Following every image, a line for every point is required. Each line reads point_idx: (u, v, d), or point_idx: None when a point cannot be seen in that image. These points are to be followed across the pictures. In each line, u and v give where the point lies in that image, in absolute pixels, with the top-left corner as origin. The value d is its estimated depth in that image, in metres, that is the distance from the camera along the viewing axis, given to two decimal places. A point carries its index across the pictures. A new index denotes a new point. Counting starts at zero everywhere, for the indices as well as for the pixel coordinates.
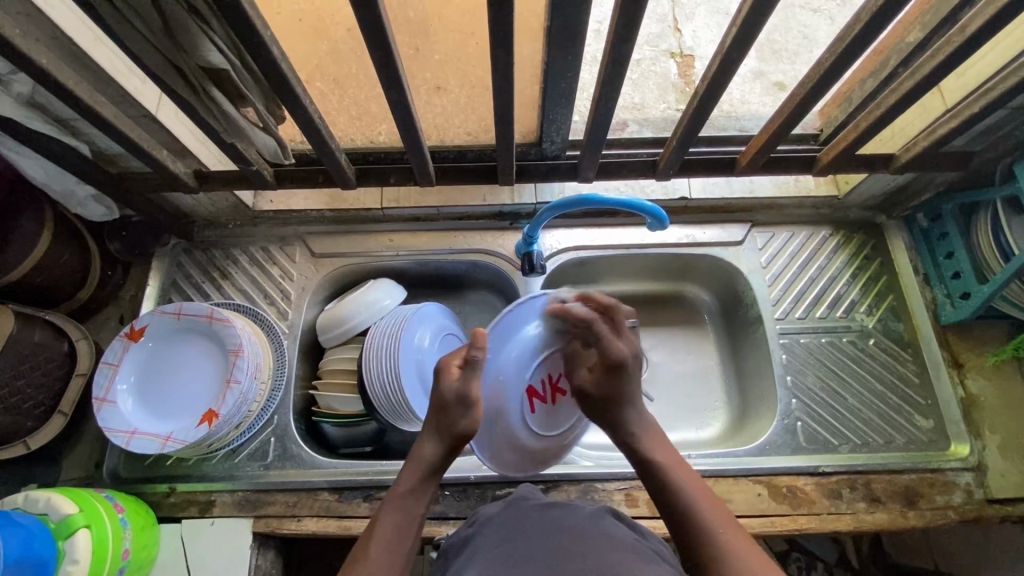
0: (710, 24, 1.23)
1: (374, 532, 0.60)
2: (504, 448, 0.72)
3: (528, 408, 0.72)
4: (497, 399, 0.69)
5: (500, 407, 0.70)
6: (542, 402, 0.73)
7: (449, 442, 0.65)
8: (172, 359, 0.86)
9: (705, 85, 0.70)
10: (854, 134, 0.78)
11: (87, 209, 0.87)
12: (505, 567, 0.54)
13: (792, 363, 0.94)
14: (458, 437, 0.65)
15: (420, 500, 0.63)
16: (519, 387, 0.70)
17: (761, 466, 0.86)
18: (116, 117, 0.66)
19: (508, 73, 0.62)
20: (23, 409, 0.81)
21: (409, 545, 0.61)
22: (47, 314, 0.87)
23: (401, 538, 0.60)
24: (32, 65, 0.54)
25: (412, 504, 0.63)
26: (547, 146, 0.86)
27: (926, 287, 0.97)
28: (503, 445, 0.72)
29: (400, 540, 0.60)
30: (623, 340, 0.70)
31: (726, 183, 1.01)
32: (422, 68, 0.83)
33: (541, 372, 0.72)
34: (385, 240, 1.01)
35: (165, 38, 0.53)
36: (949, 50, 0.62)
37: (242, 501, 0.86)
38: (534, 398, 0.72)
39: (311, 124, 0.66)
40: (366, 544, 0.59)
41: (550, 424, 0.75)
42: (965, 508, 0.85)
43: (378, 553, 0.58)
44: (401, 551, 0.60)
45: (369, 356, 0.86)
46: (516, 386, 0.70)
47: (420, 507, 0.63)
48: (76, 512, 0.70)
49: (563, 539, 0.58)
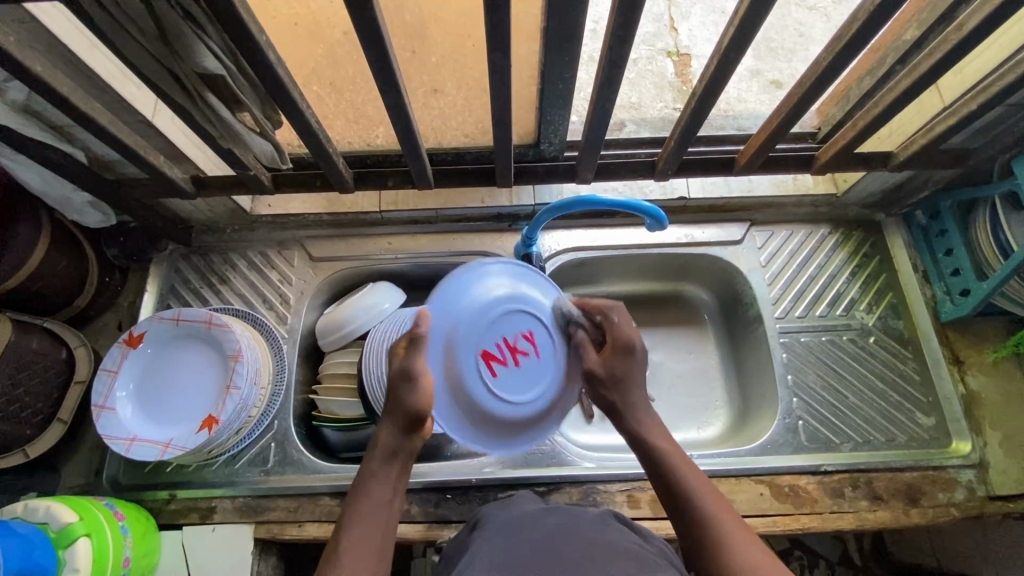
0: (706, 22, 1.23)
1: (343, 521, 0.59)
2: (476, 419, 0.68)
3: (489, 372, 0.68)
4: (456, 366, 0.67)
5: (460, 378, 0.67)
6: (506, 365, 0.69)
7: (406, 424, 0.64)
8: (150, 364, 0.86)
9: (702, 86, 0.70)
10: (852, 133, 0.78)
11: (83, 216, 0.87)
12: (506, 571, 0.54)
13: (792, 362, 0.94)
14: (409, 413, 0.63)
15: (386, 484, 0.62)
16: (471, 350, 0.67)
17: (762, 466, 0.86)
18: (111, 123, 0.65)
19: (505, 75, 0.62)
20: (21, 418, 0.81)
21: (382, 530, 0.59)
22: (44, 322, 0.86)
23: (371, 522, 0.59)
24: (26, 72, 0.54)
25: (376, 488, 0.61)
26: (545, 147, 0.86)
27: (925, 284, 0.96)
28: (475, 418, 0.67)
29: (368, 525, 0.59)
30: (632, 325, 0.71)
31: (725, 183, 1.01)
32: (419, 71, 0.82)
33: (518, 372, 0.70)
34: (384, 243, 1.01)
35: (159, 44, 0.53)
36: (946, 49, 0.62)
37: (243, 507, 0.86)
38: (491, 362, 0.68)
39: (307, 128, 0.66)
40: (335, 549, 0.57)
41: (524, 390, 0.69)
42: (967, 505, 0.85)
43: (348, 541, 0.57)
44: (372, 536, 0.58)
45: (369, 360, 0.86)
46: (469, 347, 0.67)
47: (387, 491, 0.61)
48: (75, 520, 0.70)
49: (564, 543, 0.57)
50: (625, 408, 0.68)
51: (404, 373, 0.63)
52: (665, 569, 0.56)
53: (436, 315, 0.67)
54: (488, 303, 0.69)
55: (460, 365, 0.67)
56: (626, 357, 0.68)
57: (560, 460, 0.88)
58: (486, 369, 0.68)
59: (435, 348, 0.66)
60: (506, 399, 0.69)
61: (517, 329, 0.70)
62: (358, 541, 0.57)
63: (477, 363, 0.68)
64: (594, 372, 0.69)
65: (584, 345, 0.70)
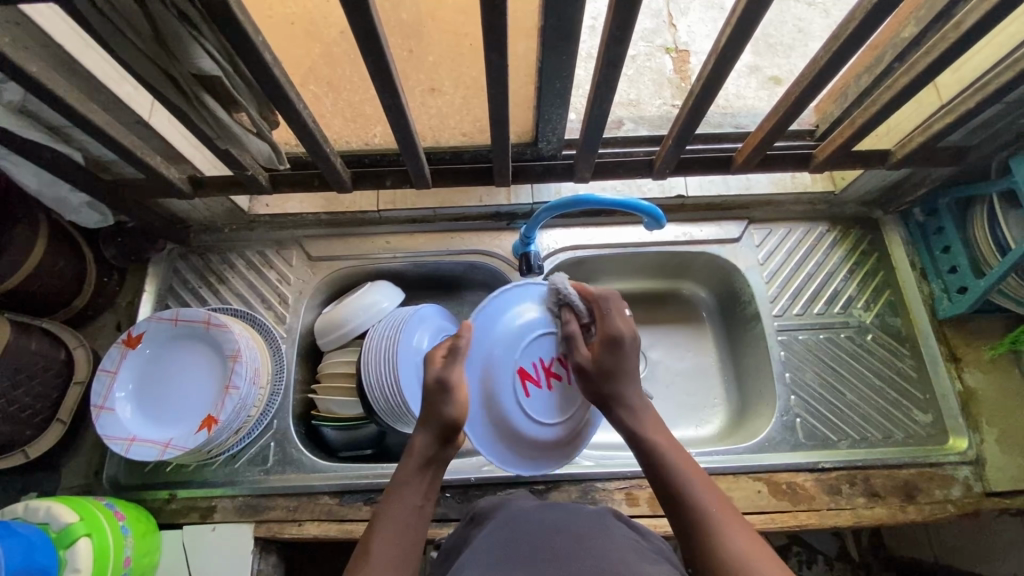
0: (705, 19, 1.23)
1: (375, 528, 0.59)
2: (506, 441, 0.73)
3: (523, 393, 0.74)
4: (492, 386, 0.72)
5: (494, 392, 0.72)
6: (539, 386, 0.75)
7: (437, 431, 0.66)
8: (165, 367, 0.86)
9: (701, 84, 0.70)
10: (850, 131, 0.78)
11: (81, 216, 0.86)
12: (505, 566, 0.54)
13: (790, 360, 0.94)
14: (446, 423, 0.65)
15: (420, 490, 0.63)
16: (508, 368, 0.73)
17: (760, 463, 0.87)
18: (107, 123, 0.65)
19: (502, 74, 0.62)
20: (21, 418, 0.81)
21: (413, 537, 0.59)
22: (43, 322, 0.86)
23: (404, 529, 0.59)
24: (22, 73, 0.54)
25: (410, 495, 0.62)
26: (542, 145, 0.86)
27: (923, 282, 0.97)
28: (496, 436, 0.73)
29: (402, 532, 0.59)
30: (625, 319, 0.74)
31: (723, 180, 1.00)
32: (416, 70, 0.82)
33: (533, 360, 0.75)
34: (382, 243, 1.01)
35: (155, 45, 0.53)
36: (942, 48, 0.62)
37: (243, 506, 0.86)
38: (526, 382, 0.74)
39: (305, 129, 0.66)
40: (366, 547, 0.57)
41: (547, 412, 0.75)
42: (964, 502, 0.85)
43: (380, 549, 0.57)
44: (406, 545, 0.58)
45: (367, 359, 0.86)
46: (505, 364, 0.73)
47: (420, 498, 0.62)
48: (76, 520, 0.70)
49: (564, 540, 0.57)
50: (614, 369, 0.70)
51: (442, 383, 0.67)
52: (661, 564, 0.56)
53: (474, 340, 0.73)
54: (520, 325, 0.75)
55: (496, 380, 0.72)
56: (616, 348, 0.71)
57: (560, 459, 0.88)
58: (519, 387, 0.73)
59: (473, 368, 0.72)
60: (535, 417, 0.74)
61: (549, 353, 0.76)
62: (393, 549, 0.57)
63: (512, 386, 0.73)
64: (583, 366, 0.72)
65: (575, 336, 0.74)
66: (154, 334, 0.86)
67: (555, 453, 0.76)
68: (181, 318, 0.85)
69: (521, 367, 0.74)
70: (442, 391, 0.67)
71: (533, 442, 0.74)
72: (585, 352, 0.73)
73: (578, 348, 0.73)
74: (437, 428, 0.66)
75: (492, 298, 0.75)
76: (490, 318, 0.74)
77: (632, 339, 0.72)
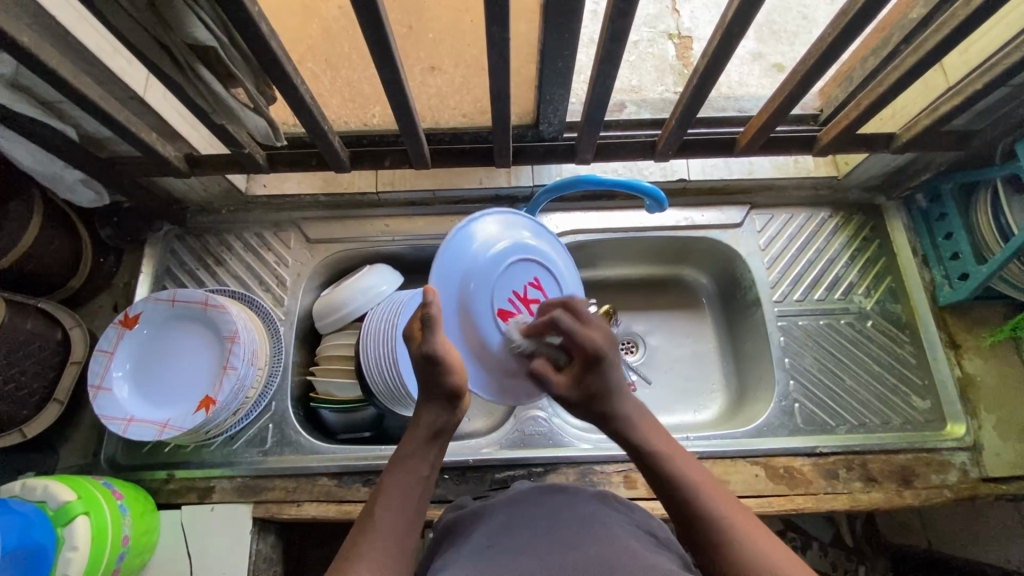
0: (708, 5, 1.21)
1: (380, 498, 0.58)
2: (497, 381, 0.70)
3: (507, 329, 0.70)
4: (473, 330, 0.67)
5: (479, 338, 0.68)
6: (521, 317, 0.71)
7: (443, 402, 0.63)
8: (168, 344, 0.86)
9: (704, 64, 0.68)
10: (855, 113, 0.77)
11: (75, 194, 0.85)
12: (507, 554, 0.53)
13: (789, 345, 0.94)
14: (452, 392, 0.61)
15: (425, 462, 0.61)
16: (488, 304, 0.68)
17: (758, 447, 0.87)
18: (100, 98, 0.64)
19: (504, 50, 0.60)
20: (17, 397, 0.80)
21: (416, 513, 0.58)
22: (39, 302, 0.86)
23: (409, 500, 0.58)
24: (13, 44, 0.52)
25: (416, 467, 0.60)
26: (544, 128, 0.85)
27: (924, 268, 0.96)
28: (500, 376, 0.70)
29: (406, 501, 0.58)
30: (592, 328, 0.66)
31: (725, 165, 0.99)
32: (416, 48, 0.81)
33: (505, 291, 0.70)
34: (381, 225, 1.00)
35: (149, 14, 0.51)
36: (952, 26, 0.61)
37: (242, 486, 0.86)
38: (510, 318, 0.70)
39: (303, 105, 0.65)
40: (370, 518, 0.56)
41: None
42: (960, 487, 0.85)
43: (384, 520, 0.56)
44: (409, 515, 0.57)
45: (367, 341, 0.86)
46: (482, 302, 0.68)
47: (425, 469, 0.61)
48: (74, 498, 0.70)
49: (568, 529, 0.56)
50: (606, 391, 0.64)
51: (429, 358, 0.60)
52: (668, 556, 0.55)
53: (442, 285, 0.66)
54: (496, 254, 0.71)
55: (476, 324, 0.67)
56: (597, 367, 0.64)
57: (556, 442, 0.88)
58: (503, 324, 0.69)
59: (451, 317, 0.66)
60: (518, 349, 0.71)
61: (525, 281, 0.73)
62: (397, 521, 0.56)
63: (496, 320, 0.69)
64: (567, 399, 0.66)
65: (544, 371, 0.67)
66: (157, 311, 0.86)
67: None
68: (183, 296, 0.85)
69: (498, 304, 0.69)
70: (433, 365, 0.60)
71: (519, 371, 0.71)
72: (562, 382, 0.67)
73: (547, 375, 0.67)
74: (439, 398, 0.62)
75: (464, 228, 0.69)
76: (459, 251, 0.68)
77: (611, 348, 0.66)
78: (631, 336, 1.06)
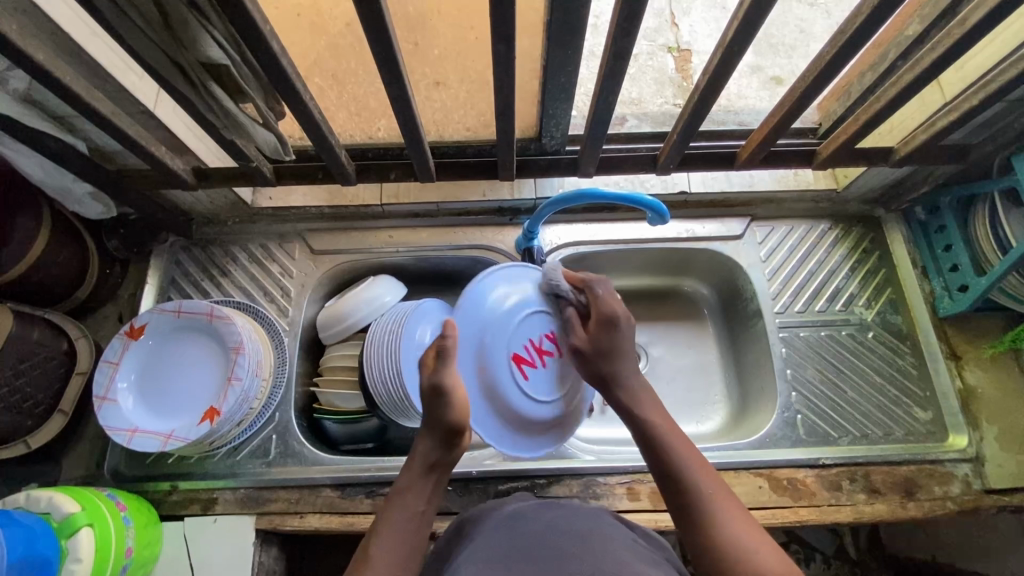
0: (707, 19, 1.23)
1: (376, 532, 0.59)
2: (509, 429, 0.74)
3: (521, 377, 0.75)
4: (488, 374, 0.73)
5: (493, 379, 0.73)
6: (535, 366, 0.76)
7: (442, 435, 0.64)
8: (174, 358, 0.86)
9: (705, 81, 0.70)
10: (853, 128, 0.78)
11: (84, 207, 0.87)
12: (505, 569, 0.53)
13: (791, 356, 0.94)
14: (448, 427, 0.63)
15: (420, 496, 0.62)
16: (502, 349, 0.73)
17: (760, 459, 0.87)
18: (112, 113, 0.65)
19: (509, 68, 0.61)
20: (23, 408, 0.80)
21: (415, 546, 0.59)
22: (45, 312, 0.86)
23: (404, 536, 0.59)
24: (29, 61, 0.53)
25: (410, 501, 0.61)
26: (547, 140, 0.86)
27: (924, 280, 0.97)
28: (509, 424, 0.74)
29: (400, 538, 0.58)
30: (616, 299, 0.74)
31: (726, 178, 1.00)
32: (421, 63, 0.83)
33: (523, 338, 0.75)
34: (385, 237, 1.01)
35: (163, 33, 0.52)
36: (948, 44, 0.62)
37: (245, 498, 0.86)
38: (522, 366, 0.75)
39: (311, 120, 0.66)
40: (366, 553, 0.57)
41: (546, 388, 0.76)
42: (963, 499, 0.85)
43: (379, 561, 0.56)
44: (406, 551, 0.58)
45: (371, 354, 0.87)
46: (498, 348, 0.73)
47: (421, 503, 0.62)
48: (78, 510, 0.70)
49: (567, 543, 0.56)
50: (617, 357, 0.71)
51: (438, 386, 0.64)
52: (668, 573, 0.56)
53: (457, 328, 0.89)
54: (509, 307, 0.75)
55: (491, 365, 0.73)
56: (611, 328, 0.71)
57: (560, 454, 0.89)
58: (518, 372, 0.74)
59: (469, 360, 0.72)
60: (534, 398, 0.75)
61: (540, 331, 0.76)
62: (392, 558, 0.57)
63: (509, 368, 0.74)
64: (579, 347, 0.73)
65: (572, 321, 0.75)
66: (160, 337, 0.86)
67: (556, 430, 0.78)
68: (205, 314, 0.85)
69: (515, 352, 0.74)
70: (438, 396, 0.64)
71: (538, 425, 0.76)
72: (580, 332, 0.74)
73: (576, 329, 0.75)
74: (440, 431, 0.64)
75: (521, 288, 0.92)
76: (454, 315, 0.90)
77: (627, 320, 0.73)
78: (633, 348, 1.06)
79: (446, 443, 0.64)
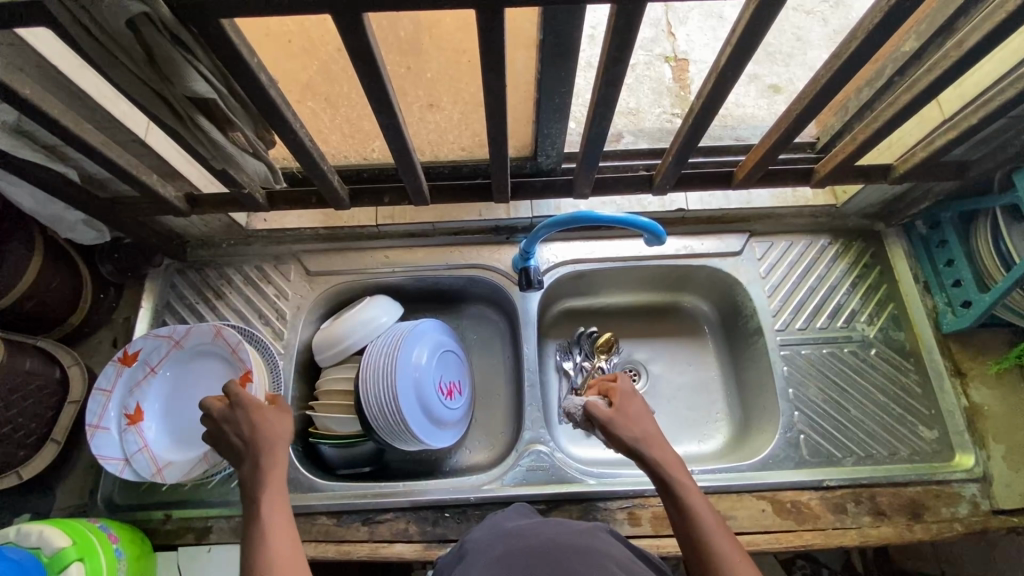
0: (705, 28, 1.22)
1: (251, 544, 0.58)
2: (409, 436, 0.87)
3: (390, 394, 0.85)
4: (376, 402, 0.85)
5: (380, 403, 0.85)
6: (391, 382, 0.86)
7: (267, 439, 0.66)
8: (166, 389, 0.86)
9: (700, 102, 0.69)
10: (852, 146, 0.77)
11: (77, 233, 0.86)
12: None
13: (793, 375, 0.93)
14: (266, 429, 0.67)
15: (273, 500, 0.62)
16: (372, 380, 0.86)
17: (763, 481, 0.85)
18: (101, 144, 0.64)
19: (501, 94, 0.60)
20: (14, 439, 0.79)
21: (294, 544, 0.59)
22: (38, 341, 0.86)
23: (280, 537, 0.59)
24: (15, 96, 0.53)
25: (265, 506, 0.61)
26: (542, 159, 0.85)
27: (926, 295, 0.96)
28: (402, 432, 0.86)
29: (280, 544, 0.58)
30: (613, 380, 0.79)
31: (723, 195, 0.99)
32: (415, 86, 0.84)
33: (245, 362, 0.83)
34: (381, 257, 1.00)
35: (148, 69, 0.52)
36: (946, 65, 0.61)
37: (239, 526, 0.85)
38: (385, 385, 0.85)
39: (301, 147, 0.65)
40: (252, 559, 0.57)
41: (389, 394, 0.85)
42: (971, 520, 0.84)
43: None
44: (289, 544, 0.58)
45: (365, 375, 0.86)
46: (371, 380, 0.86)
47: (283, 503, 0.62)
48: (69, 545, 0.69)
49: (565, 560, 0.53)
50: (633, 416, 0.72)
51: (232, 405, 0.67)
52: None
53: (418, 376, 0.88)
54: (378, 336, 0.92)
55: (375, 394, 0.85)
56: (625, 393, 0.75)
57: (561, 478, 0.87)
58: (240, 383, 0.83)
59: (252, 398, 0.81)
60: (414, 410, 0.86)
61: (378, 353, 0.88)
62: (281, 566, 0.56)
63: (382, 392, 0.85)
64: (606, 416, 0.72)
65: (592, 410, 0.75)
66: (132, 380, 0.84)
67: (429, 425, 0.88)
68: (185, 334, 0.85)
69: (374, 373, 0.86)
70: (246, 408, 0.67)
71: (430, 421, 0.88)
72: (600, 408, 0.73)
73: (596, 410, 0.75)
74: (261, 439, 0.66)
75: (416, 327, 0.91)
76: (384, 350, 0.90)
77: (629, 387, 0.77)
78: (633, 365, 1.05)
79: (262, 448, 0.65)
